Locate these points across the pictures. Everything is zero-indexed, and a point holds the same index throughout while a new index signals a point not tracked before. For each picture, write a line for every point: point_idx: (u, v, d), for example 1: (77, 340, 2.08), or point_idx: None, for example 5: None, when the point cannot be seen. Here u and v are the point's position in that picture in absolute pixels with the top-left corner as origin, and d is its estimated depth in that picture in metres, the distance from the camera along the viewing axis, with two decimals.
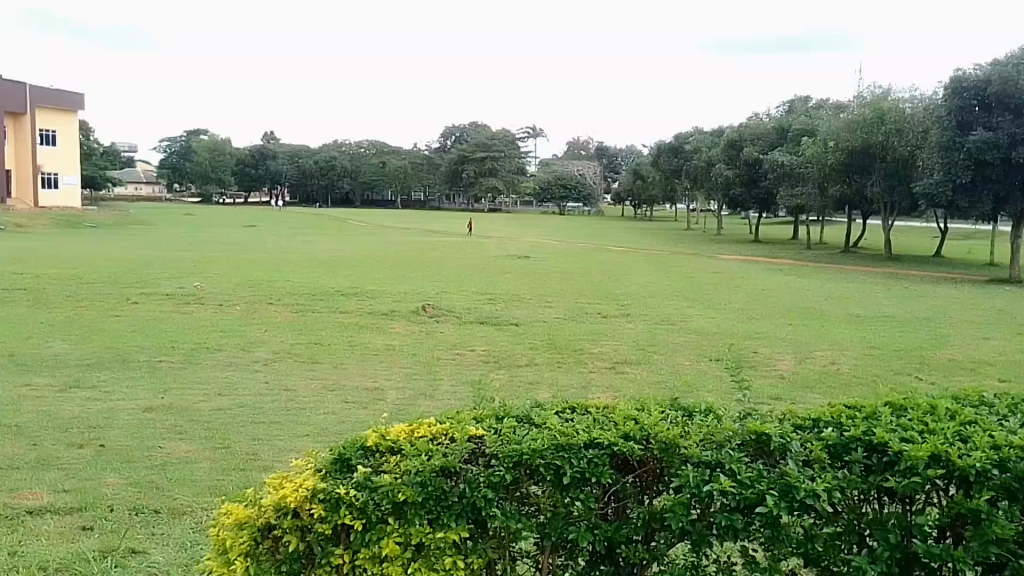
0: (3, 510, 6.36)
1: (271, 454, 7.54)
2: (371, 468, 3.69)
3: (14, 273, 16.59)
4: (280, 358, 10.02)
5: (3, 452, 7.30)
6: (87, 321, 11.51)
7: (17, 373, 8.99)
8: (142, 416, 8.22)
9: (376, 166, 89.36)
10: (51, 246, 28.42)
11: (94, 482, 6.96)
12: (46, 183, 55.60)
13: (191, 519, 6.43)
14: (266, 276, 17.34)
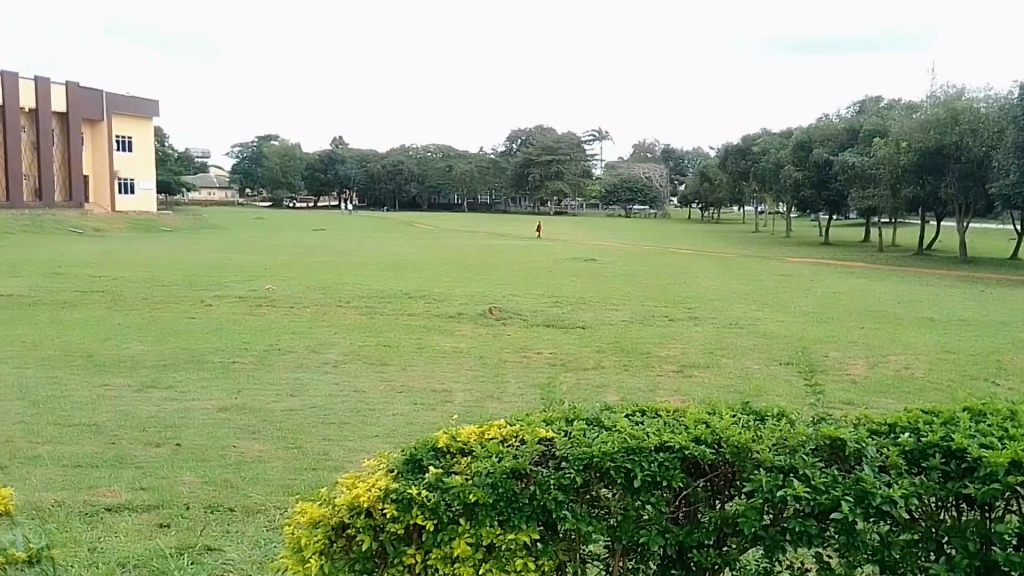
0: (84, 507, 6.49)
1: (342, 454, 7.61)
2: (442, 468, 3.66)
3: (93, 275, 17.16)
4: (350, 359, 10.13)
5: (82, 450, 7.46)
6: (163, 322, 11.83)
7: (97, 373, 9.24)
8: (216, 416, 8.36)
9: (443, 169, 90.19)
10: (131, 249, 29.41)
11: (171, 481, 7.08)
12: (123, 189, 57.77)
13: (265, 518, 6.50)
14: (334, 278, 17.63)
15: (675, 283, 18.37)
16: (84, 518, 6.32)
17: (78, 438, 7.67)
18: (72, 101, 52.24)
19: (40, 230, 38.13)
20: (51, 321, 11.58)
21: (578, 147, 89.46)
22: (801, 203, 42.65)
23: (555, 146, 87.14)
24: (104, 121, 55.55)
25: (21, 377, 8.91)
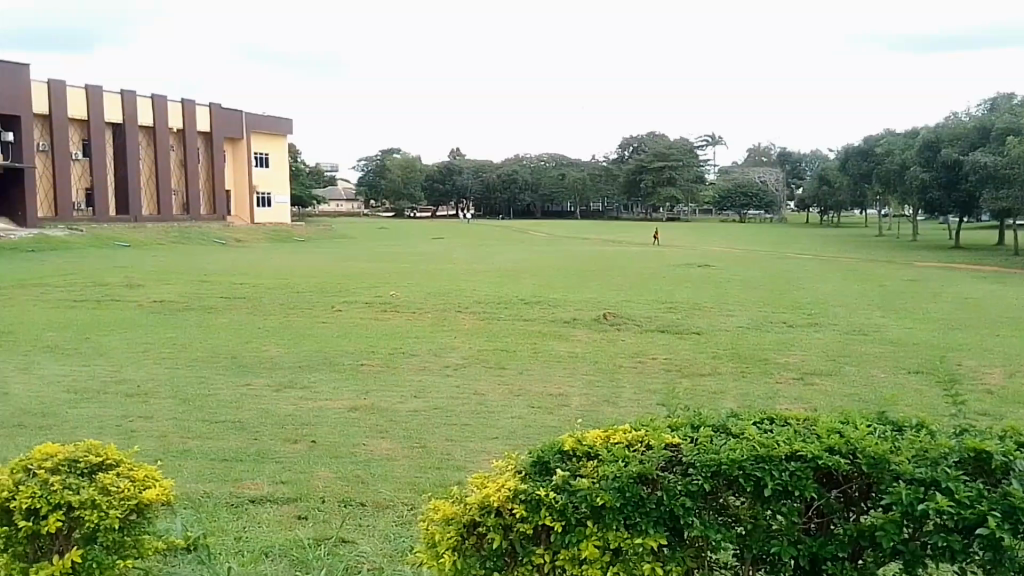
0: (230, 498, 7.00)
1: (465, 454, 7.89)
2: (569, 471, 3.75)
3: (234, 282, 18.45)
4: (470, 363, 10.46)
5: (229, 445, 8.02)
6: (296, 326, 12.57)
7: (240, 373, 9.92)
8: (348, 415, 8.84)
9: (556, 178, 92.60)
10: (266, 257, 31.36)
11: (308, 475, 7.53)
12: (262, 203, 61.86)
13: (394, 513, 6.83)
14: (451, 284, 18.22)
15: (791, 289, 17.97)
16: (230, 509, 6.82)
17: (224, 434, 8.25)
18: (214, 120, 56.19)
19: (173, 239, 41.05)
20: (198, 324, 12.51)
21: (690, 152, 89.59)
22: (928, 205, 40.80)
23: (667, 152, 86.80)
24: (243, 140, 59.51)
25: (175, 375, 9.69)
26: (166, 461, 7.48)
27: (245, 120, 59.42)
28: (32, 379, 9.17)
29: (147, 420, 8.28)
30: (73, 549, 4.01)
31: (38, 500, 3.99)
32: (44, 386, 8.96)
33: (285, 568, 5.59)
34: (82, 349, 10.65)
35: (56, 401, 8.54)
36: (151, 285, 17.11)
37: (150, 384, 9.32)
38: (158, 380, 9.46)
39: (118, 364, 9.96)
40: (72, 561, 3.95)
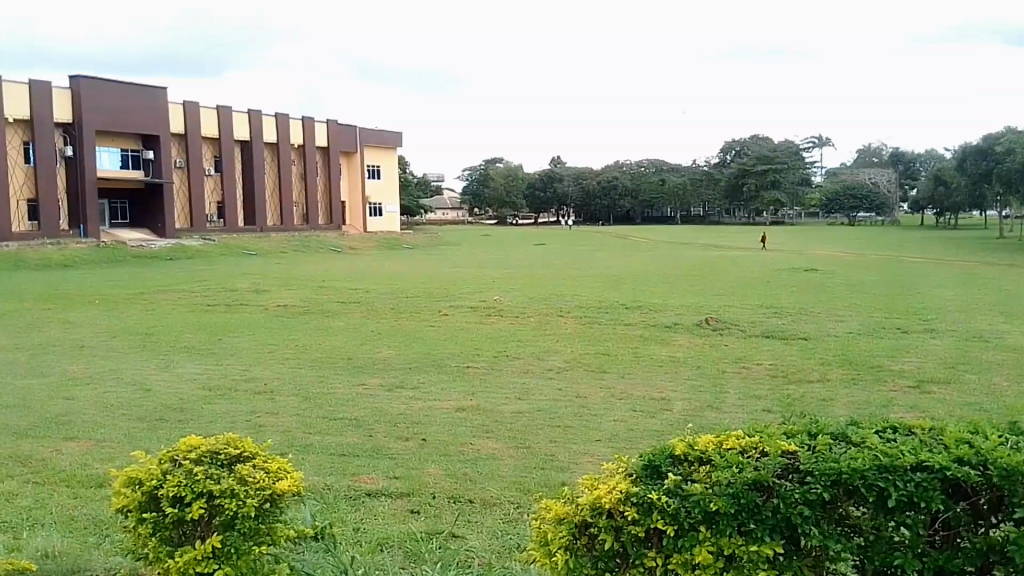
0: (348, 491, 7.43)
1: (567, 456, 8.07)
2: (681, 475, 3.65)
3: (350, 287, 19.39)
4: (572, 366, 10.66)
5: (346, 441, 8.51)
6: (407, 329, 13.12)
7: (355, 373, 10.47)
8: (456, 414, 9.20)
9: (656, 184, 90.77)
10: (379, 264, 32.66)
11: (419, 472, 7.90)
12: (374, 213, 64.00)
13: (500, 511, 7.07)
14: (552, 289, 18.44)
15: (908, 294, 17.17)
16: (349, 501, 7.26)
17: (342, 430, 8.76)
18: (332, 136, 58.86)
19: (286, 246, 43.32)
20: (317, 327, 13.28)
21: (796, 154, 87.26)
22: None
23: (771, 155, 84.78)
24: (358, 153, 61.93)
25: (297, 375, 10.33)
26: (290, 452, 8.02)
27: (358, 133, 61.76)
28: (175, 377, 10.01)
29: (272, 416, 8.87)
30: (214, 535, 4.30)
31: (183, 489, 4.32)
32: (184, 383, 9.77)
33: (401, 559, 5.94)
34: (215, 349, 11.52)
35: (193, 398, 9.29)
36: (274, 291, 18.22)
37: (274, 382, 9.98)
38: (281, 379, 10.10)
39: (246, 364, 10.70)
40: (213, 546, 4.23)
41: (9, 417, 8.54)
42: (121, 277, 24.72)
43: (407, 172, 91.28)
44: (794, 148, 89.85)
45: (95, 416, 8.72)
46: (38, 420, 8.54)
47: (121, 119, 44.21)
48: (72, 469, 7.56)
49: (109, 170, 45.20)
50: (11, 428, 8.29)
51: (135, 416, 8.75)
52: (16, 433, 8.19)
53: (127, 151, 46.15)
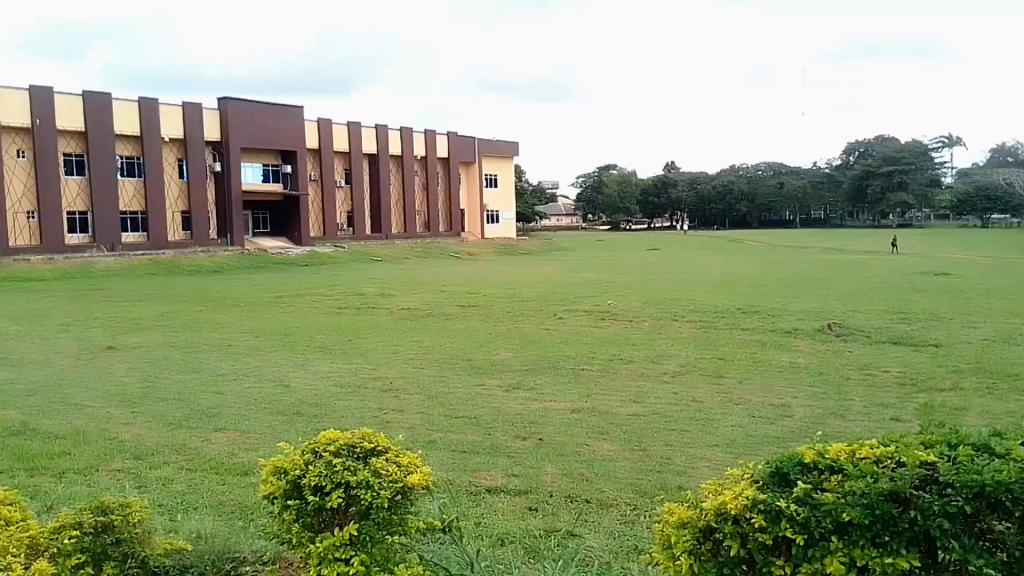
0: (470, 487, 7.78)
1: (684, 460, 8.15)
2: (811, 484, 3.55)
3: (470, 291, 20.05)
4: (687, 371, 10.69)
5: (466, 438, 8.89)
6: (523, 331, 13.48)
7: (475, 374, 10.90)
8: (572, 415, 9.44)
9: (774, 187, 89.23)
10: (498, 268, 33.57)
11: (536, 470, 8.16)
12: (491, 220, 65.73)
13: (618, 512, 7.22)
14: (669, 294, 18.41)
15: None
16: (470, 496, 7.60)
17: (463, 428, 9.14)
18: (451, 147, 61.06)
19: (407, 253, 45.05)
20: (440, 329, 13.86)
21: (925, 155, 83.09)
22: None
23: (898, 156, 81.16)
24: (476, 163, 63.70)
25: (420, 374, 10.85)
26: (415, 446, 8.48)
27: (477, 145, 63.65)
28: (310, 374, 10.76)
29: (398, 413, 9.38)
30: (350, 523, 4.51)
31: (323, 478, 4.56)
32: (318, 380, 10.49)
33: (523, 555, 6.16)
34: (345, 349, 12.24)
35: (326, 393, 9.97)
36: (399, 295, 19.05)
37: (400, 381, 10.53)
38: (406, 378, 10.65)
39: (374, 363, 11.33)
40: (350, 533, 4.46)
41: (167, 408, 9.45)
42: (256, 281, 26.54)
43: (521, 180, 93.70)
44: (922, 148, 85.70)
45: (240, 409, 9.50)
46: (192, 411, 9.40)
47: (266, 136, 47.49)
48: (222, 458, 8.27)
49: (252, 183, 48.32)
50: (171, 418, 9.17)
51: (275, 410, 9.46)
52: (174, 424, 9.04)
53: (268, 166, 49.22)
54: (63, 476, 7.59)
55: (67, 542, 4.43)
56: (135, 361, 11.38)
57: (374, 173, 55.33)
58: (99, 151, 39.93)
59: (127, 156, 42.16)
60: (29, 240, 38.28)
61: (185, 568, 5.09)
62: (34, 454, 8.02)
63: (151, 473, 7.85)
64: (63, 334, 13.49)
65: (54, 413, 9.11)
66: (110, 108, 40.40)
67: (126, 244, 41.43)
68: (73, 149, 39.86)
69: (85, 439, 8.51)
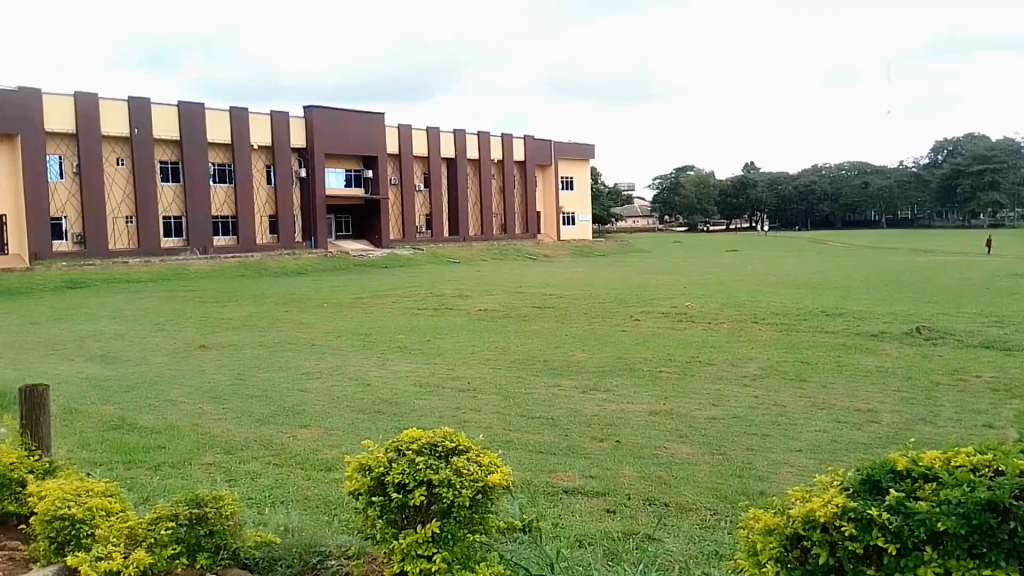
0: (547, 487, 7.80)
1: (766, 465, 8.02)
2: (904, 492, 3.32)
3: (547, 292, 20.18)
4: (768, 374, 10.56)
5: (543, 439, 8.95)
6: (599, 333, 13.48)
7: (551, 374, 10.97)
8: (649, 418, 9.40)
9: (858, 187, 87.24)
10: (577, 270, 33.74)
11: (613, 472, 8.16)
12: (568, 222, 65.73)
13: (697, 517, 7.09)
14: (749, 296, 18.13)
15: None
16: (548, 496, 7.61)
17: (541, 428, 9.20)
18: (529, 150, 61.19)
19: (484, 254, 45.36)
20: (517, 330, 13.97)
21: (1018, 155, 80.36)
22: None
23: (985, 157, 78.66)
24: (552, 166, 63.62)
25: (497, 375, 10.96)
26: (493, 445, 8.57)
27: (554, 147, 63.62)
28: (389, 373, 10.99)
29: (475, 412, 9.50)
30: (432, 521, 4.59)
31: (406, 475, 4.64)
32: (398, 379, 10.70)
33: (601, 556, 6.06)
34: (425, 350, 12.45)
35: (405, 392, 10.16)
36: (476, 296, 19.31)
37: (477, 381, 10.65)
38: (483, 378, 10.77)
39: (452, 363, 11.52)
40: (432, 530, 4.52)
41: (254, 404, 9.79)
42: (337, 283, 27.33)
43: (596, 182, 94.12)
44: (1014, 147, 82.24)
45: (323, 406, 9.77)
46: (277, 408, 9.71)
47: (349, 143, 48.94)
48: (306, 454, 8.51)
49: (336, 188, 49.75)
50: (258, 414, 9.49)
51: (357, 407, 9.70)
52: (261, 420, 9.36)
53: (350, 171, 50.72)
54: (158, 469, 7.93)
55: (163, 533, 4.81)
56: (225, 359, 11.83)
57: (453, 177, 56.16)
58: (192, 159, 41.91)
59: (219, 164, 44.26)
60: (128, 244, 40.51)
61: (274, 560, 5.13)
62: (131, 447, 8.40)
63: (239, 467, 8.13)
64: (159, 332, 14.15)
65: (150, 408, 9.54)
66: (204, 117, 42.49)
67: (217, 246, 43.14)
68: (169, 157, 42.04)
69: (178, 433, 8.88)
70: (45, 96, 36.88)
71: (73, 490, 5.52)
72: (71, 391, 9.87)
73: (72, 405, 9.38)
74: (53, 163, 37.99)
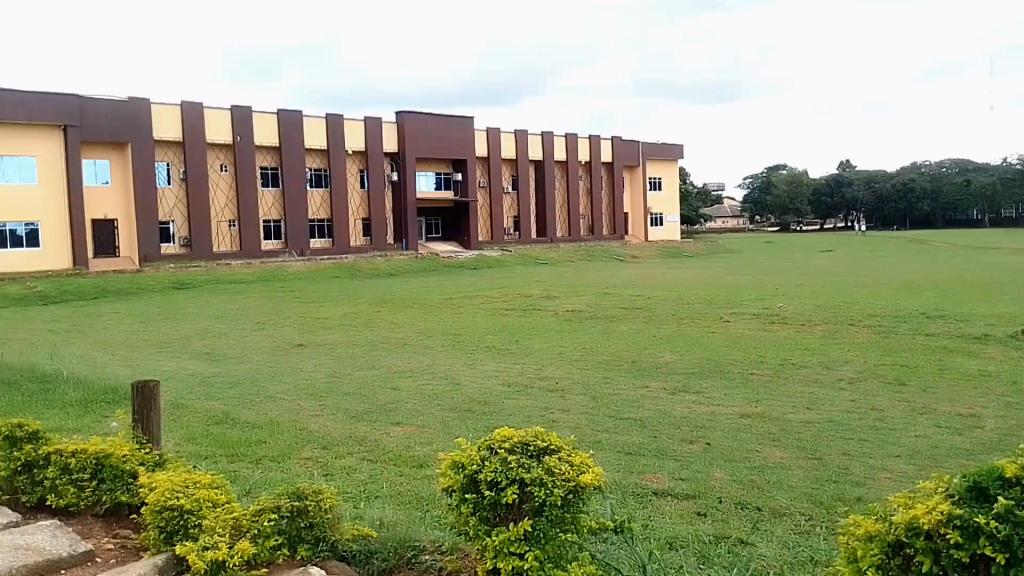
0: (637, 488, 7.63)
1: (863, 470, 7.82)
2: (1014, 500, 3.05)
3: (635, 293, 20.32)
4: (865, 377, 10.53)
5: (632, 440, 8.91)
6: (689, 335, 13.56)
7: (641, 376, 11.09)
8: (741, 421, 9.34)
9: (959, 185, 83.90)
10: (673, 271, 33.86)
11: (705, 475, 7.97)
12: (656, 222, 65.21)
13: (792, 522, 6.81)
14: (845, 297, 17.92)
15: None
16: (638, 497, 7.43)
17: (630, 429, 9.21)
18: (617, 151, 61.00)
19: (571, 254, 45.94)
20: (605, 332, 14.15)
21: None
22: None
23: None
24: (640, 167, 63.29)
25: (585, 376, 11.12)
26: (583, 445, 8.60)
27: (642, 149, 63.21)
28: (478, 373, 11.22)
29: (563, 412, 9.60)
30: (525, 519, 4.21)
31: (498, 474, 4.28)
32: (487, 378, 10.95)
33: (693, 559, 5.71)
34: (513, 351, 12.73)
35: (496, 393, 10.36)
36: (565, 296, 19.57)
37: (565, 382, 10.82)
38: (570, 379, 10.95)
39: (541, 364, 11.77)
40: (523, 529, 4.14)
41: (349, 402, 10.10)
42: (437, 283, 28.35)
43: (683, 182, 93.51)
44: None
45: (416, 404, 10.03)
46: (371, 406, 10.01)
47: (439, 146, 49.80)
48: (398, 450, 8.67)
49: (426, 191, 50.67)
50: (353, 411, 9.80)
51: (447, 406, 9.90)
52: (355, 416, 9.64)
53: (440, 174, 51.54)
54: (259, 462, 8.12)
55: (266, 525, 4.70)
56: (322, 357, 12.26)
57: (540, 179, 56.53)
58: (289, 164, 43.51)
59: (315, 169, 45.81)
60: (230, 246, 42.29)
61: (371, 554, 4.89)
62: (234, 441, 8.67)
63: (336, 462, 8.31)
64: (259, 331, 14.75)
65: (253, 403, 9.94)
66: (302, 124, 43.94)
67: (313, 249, 44.63)
68: (268, 163, 43.74)
69: (279, 428, 9.18)
70: (155, 107, 38.92)
71: (182, 482, 5.41)
72: (179, 387, 10.36)
73: (179, 400, 9.82)
74: (163, 170, 40.22)
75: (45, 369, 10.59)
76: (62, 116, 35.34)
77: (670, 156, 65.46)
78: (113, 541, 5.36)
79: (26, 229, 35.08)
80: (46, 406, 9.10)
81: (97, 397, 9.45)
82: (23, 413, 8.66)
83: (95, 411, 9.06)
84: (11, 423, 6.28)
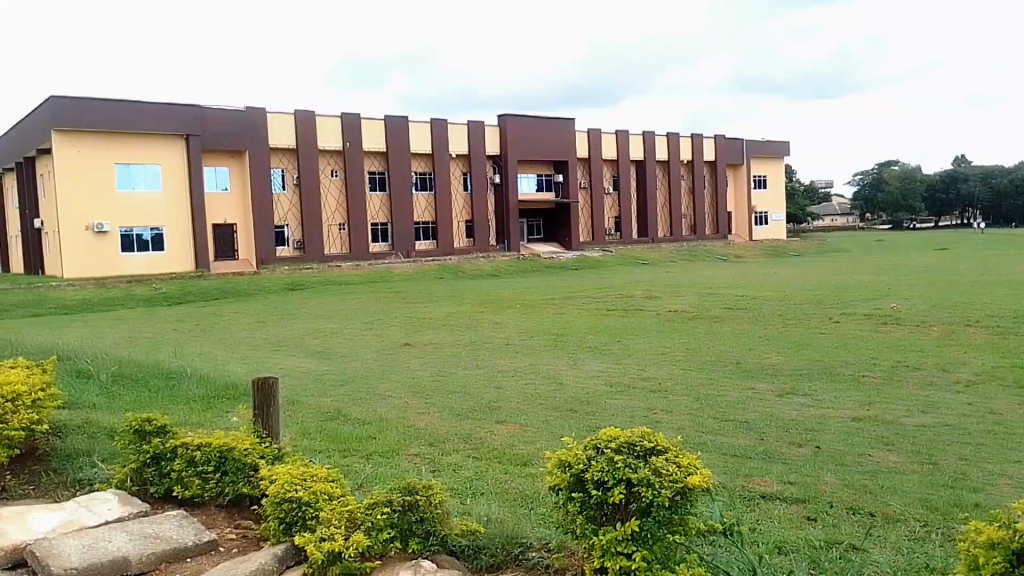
0: (744, 491, 7.51)
1: (981, 476, 7.55)
2: None
3: (742, 293, 20.11)
4: (984, 381, 10.20)
5: (739, 442, 8.80)
6: (794, 336, 13.35)
7: (747, 378, 10.98)
8: (851, 424, 9.15)
9: None
10: (786, 271, 33.19)
11: (813, 479, 7.77)
12: (761, 221, 63.89)
13: (907, 528, 6.60)
14: (967, 296, 17.31)
15: None
16: (744, 500, 7.30)
17: (735, 431, 9.13)
18: (721, 150, 60.15)
19: (667, 254, 45.64)
20: (709, 332, 14.08)
21: None
22: None
23: None
24: (745, 165, 62.22)
25: (688, 376, 11.12)
26: (688, 446, 8.54)
27: (746, 147, 62.16)
28: (581, 373, 11.36)
29: (667, 413, 9.61)
30: (631, 519, 4.08)
31: (605, 474, 4.15)
32: (588, 379, 11.07)
33: (805, 562, 5.48)
34: (617, 351, 12.80)
35: (599, 392, 10.46)
36: (667, 296, 19.50)
37: (668, 382, 10.86)
38: (674, 379, 10.97)
39: (643, 364, 11.81)
40: (631, 529, 4.01)
41: (455, 400, 10.35)
42: (545, 284, 28.68)
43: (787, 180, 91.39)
44: None
45: (519, 404, 10.18)
46: (476, 404, 10.21)
47: (539, 148, 50.26)
48: (504, 448, 8.79)
49: (528, 193, 51.32)
50: (459, 409, 10.00)
51: (551, 406, 10.04)
52: (462, 415, 9.85)
53: (541, 176, 52.03)
54: (370, 458, 8.31)
55: (380, 518, 4.74)
56: (427, 356, 12.58)
57: (642, 180, 56.32)
58: (396, 169, 44.57)
59: (421, 173, 46.91)
60: (341, 249, 43.73)
61: (479, 549, 4.84)
62: (346, 437, 8.92)
63: (444, 459, 8.46)
64: (365, 330, 15.23)
65: (362, 401, 10.27)
66: (407, 129, 45.01)
67: (418, 251, 45.70)
68: (376, 168, 44.98)
69: (388, 425, 9.43)
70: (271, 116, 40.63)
71: (300, 475, 5.51)
72: (293, 385, 10.79)
73: (294, 397, 10.24)
74: (277, 177, 41.94)
75: (170, 368, 11.19)
76: (186, 125, 36.98)
77: (777, 154, 64.22)
78: (235, 530, 5.58)
79: (152, 234, 37.02)
80: (173, 401, 9.62)
81: (217, 393, 9.95)
82: (150, 407, 9.15)
83: (217, 406, 9.51)
84: (140, 417, 6.66)
